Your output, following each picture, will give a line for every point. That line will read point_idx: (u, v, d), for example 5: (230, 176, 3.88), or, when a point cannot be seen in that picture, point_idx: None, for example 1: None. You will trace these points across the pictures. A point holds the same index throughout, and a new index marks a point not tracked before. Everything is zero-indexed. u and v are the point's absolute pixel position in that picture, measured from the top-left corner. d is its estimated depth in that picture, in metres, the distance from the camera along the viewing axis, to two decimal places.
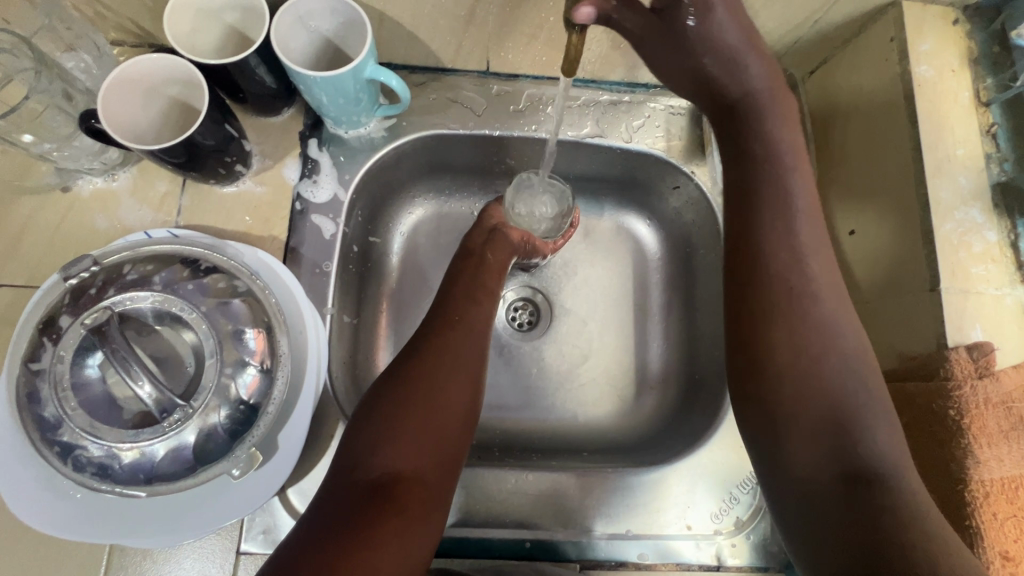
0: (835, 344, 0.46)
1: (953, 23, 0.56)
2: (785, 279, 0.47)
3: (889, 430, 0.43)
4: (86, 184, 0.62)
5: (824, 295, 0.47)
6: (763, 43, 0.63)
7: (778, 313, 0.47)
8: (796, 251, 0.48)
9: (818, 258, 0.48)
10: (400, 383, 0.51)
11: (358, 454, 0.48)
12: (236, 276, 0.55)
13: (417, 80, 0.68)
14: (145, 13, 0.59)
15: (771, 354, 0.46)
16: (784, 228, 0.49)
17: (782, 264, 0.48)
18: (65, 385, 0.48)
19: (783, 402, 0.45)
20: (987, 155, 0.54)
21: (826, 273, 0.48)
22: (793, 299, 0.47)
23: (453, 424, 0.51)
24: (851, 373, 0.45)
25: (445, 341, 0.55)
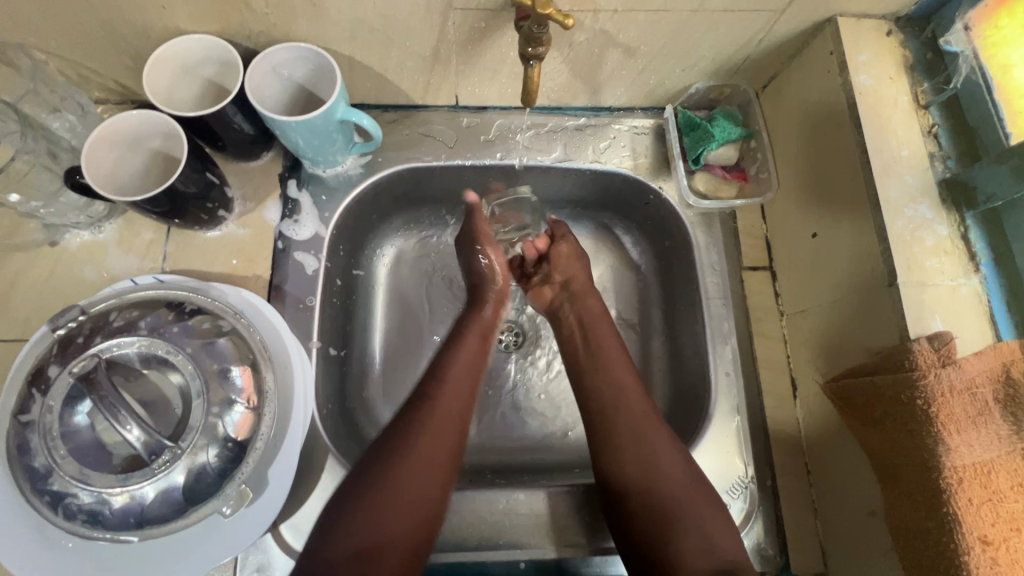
0: (694, 503, 0.54)
1: (886, 34, 0.60)
2: (660, 492, 0.55)
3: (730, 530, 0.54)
4: (74, 237, 0.64)
5: (687, 486, 0.55)
6: (713, 64, 0.66)
7: (647, 486, 0.55)
8: (650, 452, 0.57)
9: (670, 454, 0.57)
10: (380, 463, 0.52)
11: (332, 539, 0.48)
12: (221, 316, 0.56)
13: (389, 118, 0.72)
14: (125, 72, 0.62)
15: (644, 505, 0.55)
16: (639, 437, 0.58)
17: (637, 443, 0.58)
18: (54, 434, 0.49)
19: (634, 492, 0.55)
20: (931, 154, 0.57)
21: (681, 476, 0.56)
22: (655, 478, 0.55)
23: (425, 511, 0.51)
24: (732, 545, 0.52)
25: (431, 405, 0.56)
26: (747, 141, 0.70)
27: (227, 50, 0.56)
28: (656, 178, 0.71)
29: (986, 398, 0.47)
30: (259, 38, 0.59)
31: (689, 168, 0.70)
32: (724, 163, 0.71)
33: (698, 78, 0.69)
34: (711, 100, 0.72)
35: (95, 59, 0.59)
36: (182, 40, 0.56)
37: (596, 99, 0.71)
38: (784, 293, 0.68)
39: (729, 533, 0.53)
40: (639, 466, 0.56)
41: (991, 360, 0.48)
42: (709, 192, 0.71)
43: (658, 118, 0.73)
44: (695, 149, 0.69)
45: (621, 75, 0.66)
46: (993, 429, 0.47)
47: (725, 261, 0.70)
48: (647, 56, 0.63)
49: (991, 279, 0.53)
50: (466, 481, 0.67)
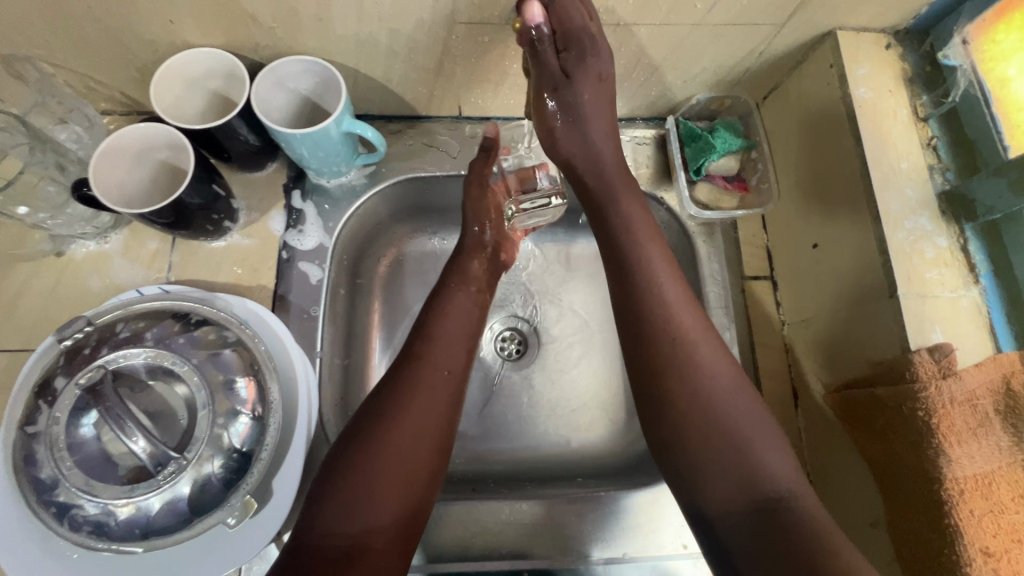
0: (744, 430, 0.49)
1: (885, 47, 0.61)
2: (704, 411, 0.50)
3: (779, 447, 0.50)
4: (80, 248, 0.65)
5: (739, 410, 0.50)
6: (714, 76, 0.66)
7: (691, 410, 0.51)
8: (695, 374, 0.52)
9: (722, 371, 0.52)
10: (360, 442, 0.50)
11: (319, 518, 0.47)
12: (226, 327, 0.57)
13: (392, 129, 0.72)
14: (132, 84, 0.63)
15: (682, 427, 0.51)
16: (684, 356, 0.52)
17: (685, 363, 0.52)
18: (60, 446, 0.50)
19: (670, 416, 0.51)
20: (930, 166, 0.57)
21: (731, 398, 0.51)
22: (703, 403, 0.51)
23: (409, 498, 0.50)
24: (781, 476, 0.48)
25: (413, 377, 0.53)
26: (747, 151, 0.71)
27: (233, 63, 0.57)
28: (658, 188, 0.71)
29: (987, 409, 0.48)
30: (265, 51, 0.59)
31: (690, 178, 0.71)
32: (725, 173, 0.71)
33: (700, 89, 0.69)
34: (712, 111, 0.73)
35: (103, 72, 0.60)
36: (189, 54, 0.56)
37: None
38: (785, 302, 0.69)
39: (777, 451, 0.49)
40: (676, 388, 0.51)
41: (992, 372, 0.48)
42: (710, 203, 0.70)
43: (660, 129, 0.74)
44: (697, 159, 0.70)
45: (623, 87, 0.67)
46: (993, 441, 0.47)
47: (727, 270, 0.70)
48: (648, 68, 0.64)
49: (990, 290, 0.54)
50: (469, 490, 0.67)
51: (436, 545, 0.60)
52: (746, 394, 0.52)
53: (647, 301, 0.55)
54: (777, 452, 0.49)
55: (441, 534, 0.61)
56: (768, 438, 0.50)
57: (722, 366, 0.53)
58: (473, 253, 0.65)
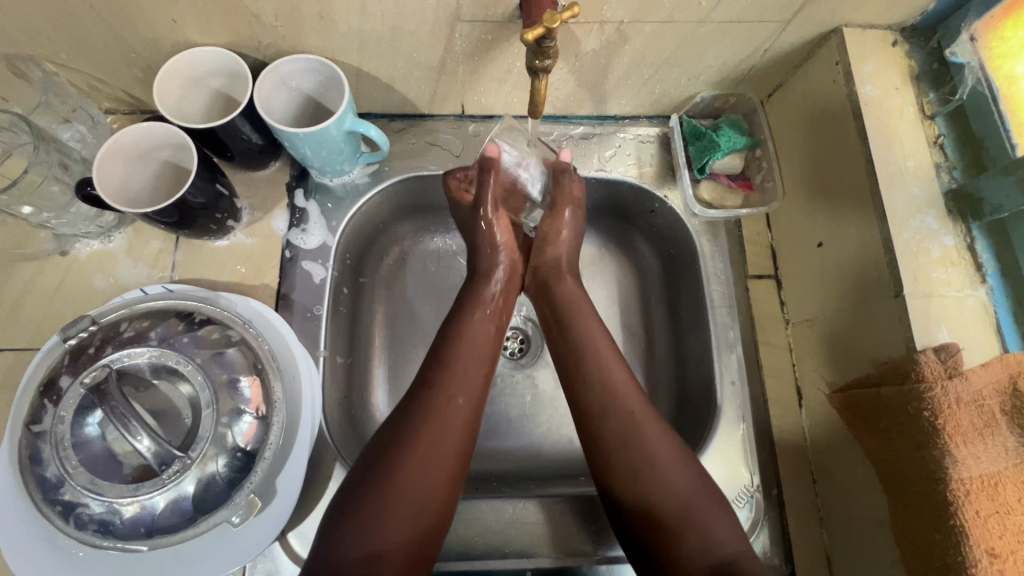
0: (697, 496, 0.52)
1: (892, 44, 0.60)
2: (652, 483, 0.52)
3: (721, 514, 0.52)
4: (84, 247, 0.65)
5: (682, 472, 0.53)
6: (719, 73, 0.66)
7: (635, 478, 0.52)
8: (643, 443, 0.54)
9: (652, 431, 0.54)
10: (378, 469, 0.50)
11: (332, 543, 0.47)
12: (230, 326, 0.57)
13: (395, 127, 0.72)
14: (135, 83, 0.63)
15: (633, 494, 0.52)
16: (632, 438, 0.54)
17: (630, 443, 0.54)
18: (65, 444, 0.50)
19: (628, 488, 0.53)
20: (937, 165, 0.57)
21: (676, 464, 0.53)
22: (657, 480, 0.52)
23: (423, 524, 0.49)
24: (728, 543, 0.50)
25: (432, 403, 0.54)
26: (752, 150, 0.70)
27: (236, 61, 0.57)
28: (662, 187, 0.71)
29: (994, 410, 0.47)
30: (268, 50, 0.59)
31: (694, 177, 0.71)
32: (729, 172, 0.71)
33: (704, 87, 0.69)
34: (716, 109, 0.72)
35: (106, 72, 0.60)
36: (193, 53, 0.56)
37: (602, 108, 0.71)
38: (790, 301, 0.68)
39: (723, 520, 0.51)
40: (625, 453, 0.53)
41: (999, 371, 0.48)
42: (714, 202, 0.70)
43: (663, 127, 0.74)
44: (701, 158, 0.70)
45: (627, 85, 0.67)
46: (1001, 442, 0.47)
47: (731, 269, 0.70)
48: (652, 66, 0.63)
49: (997, 290, 0.53)
50: (472, 489, 0.67)
51: (439, 544, 0.61)
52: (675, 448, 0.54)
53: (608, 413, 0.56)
54: (721, 521, 0.51)
55: None
56: (711, 504, 0.52)
57: (646, 423, 0.55)
58: (489, 278, 0.65)
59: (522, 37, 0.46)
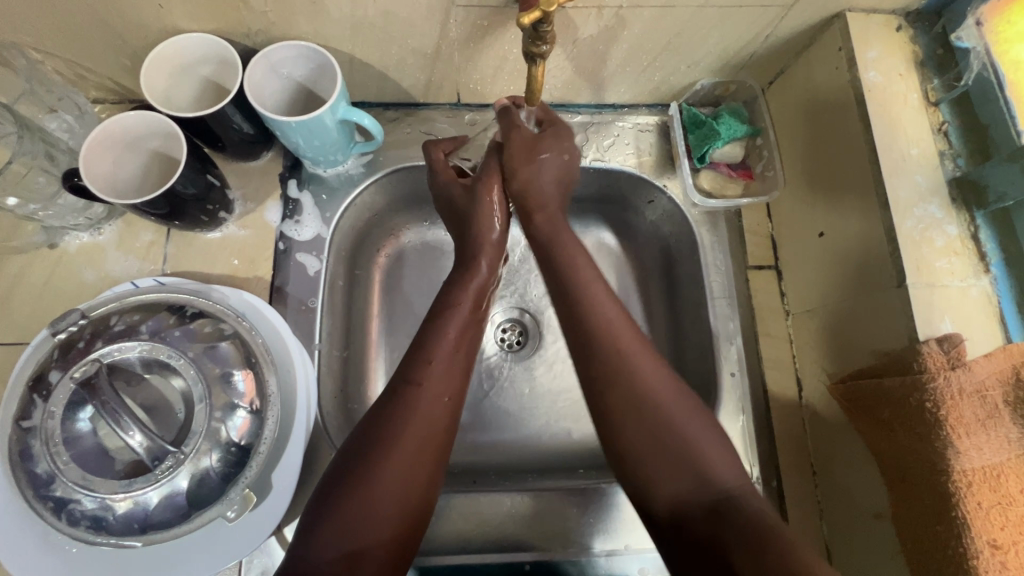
0: (690, 431, 0.51)
1: (896, 30, 0.59)
2: (641, 413, 0.52)
3: (714, 445, 0.51)
4: (73, 240, 0.64)
5: (673, 406, 0.52)
6: (719, 60, 0.65)
7: (625, 410, 0.52)
8: (632, 380, 0.53)
9: (641, 364, 0.54)
10: (353, 471, 0.49)
11: (312, 543, 0.46)
12: (222, 319, 0.56)
13: (390, 117, 0.71)
14: (122, 71, 0.61)
15: (623, 425, 0.52)
16: (621, 375, 0.53)
17: (626, 383, 0.52)
18: (56, 440, 0.49)
19: (616, 424, 0.52)
20: (941, 153, 0.56)
21: (669, 395, 0.53)
22: (649, 417, 0.51)
23: (409, 512, 0.49)
24: (724, 472, 0.50)
25: (411, 402, 0.52)
26: (752, 138, 0.69)
27: (225, 49, 0.55)
28: (661, 176, 0.70)
29: (996, 401, 0.47)
30: (258, 36, 0.58)
31: (694, 166, 0.70)
32: (730, 161, 0.70)
33: (704, 75, 0.68)
34: (716, 96, 0.71)
35: (92, 60, 0.59)
36: (181, 40, 0.55)
37: (600, 96, 0.70)
38: (790, 292, 0.68)
39: (715, 448, 0.51)
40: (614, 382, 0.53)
41: (1001, 362, 0.47)
42: (713, 191, 0.69)
43: (663, 115, 0.73)
44: (701, 147, 0.68)
45: (626, 72, 0.65)
46: (1002, 433, 0.46)
47: (731, 260, 0.69)
48: (652, 52, 0.62)
49: (1000, 279, 0.52)
50: (469, 483, 0.67)
51: (436, 538, 0.60)
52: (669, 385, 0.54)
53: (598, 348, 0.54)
54: (714, 450, 0.51)
55: (440, 527, 0.61)
56: (704, 434, 0.51)
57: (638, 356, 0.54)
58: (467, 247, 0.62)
59: (517, 20, 0.45)
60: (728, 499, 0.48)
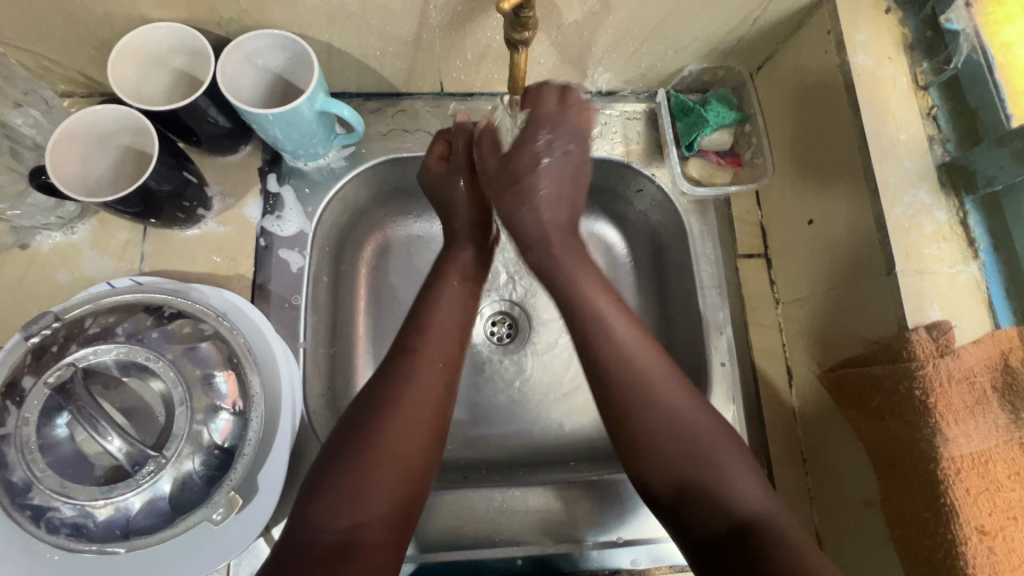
0: (723, 454, 0.51)
1: (885, 12, 0.58)
2: (656, 421, 0.51)
3: (745, 472, 0.50)
4: (46, 239, 0.62)
5: (698, 428, 0.51)
6: (707, 44, 0.63)
7: (625, 410, 0.52)
8: (664, 411, 0.51)
9: (647, 351, 0.54)
10: (357, 437, 0.48)
11: (315, 510, 0.45)
12: (202, 319, 0.54)
13: (371, 108, 0.69)
14: (90, 63, 0.59)
15: (641, 441, 0.51)
16: (647, 386, 0.52)
17: (646, 415, 0.51)
18: (31, 447, 0.47)
19: (636, 435, 0.52)
20: (930, 137, 0.55)
21: (693, 417, 0.52)
22: (681, 444, 0.51)
23: (411, 480, 0.49)
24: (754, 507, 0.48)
25: (411, 373, 0.52)
26: (741, 125, 0.69)
27: (196, 38, 0.53)
28: (649, 165, 0.69)
29: (984, 386, 0.47)
30: (230, 25, 0.56)
31: (682, 154, 0.68)
32: (718, 148, 0.69)
33: (691, 60, 0.66)
34: (705, 82, 0.70)
35: (57, 51, 0.56)
36: (148, 29, 0.52)
37: (586, 83, 0.68)
38: (779, 280, 0.67)
39: (744, 477, 0.50)
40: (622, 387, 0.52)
41: (991, 348, 0.48)
42: (703, 178, 0.69)
43: (651, 103, 0.71)
44: (689, 134, 0.68)
45: (612, 58, 0.64)
46: (990, 419, 0.47)
47: (720, 249, 0.68)
48: (638, 37, 0.60)
49: (989, 265, 0.52)
50: (459, 479, 0.66)
51: (426, 536, 0.60)
52: (683, 389, 0.53)
53: (620, 368, 0.53)
54: (741, 480, 0.50)
55: (431, 524, 0.60)
56: (733, 465, 0.50)
57: (653, 353, 0.54)
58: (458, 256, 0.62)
59: (499, 6, 0.43)
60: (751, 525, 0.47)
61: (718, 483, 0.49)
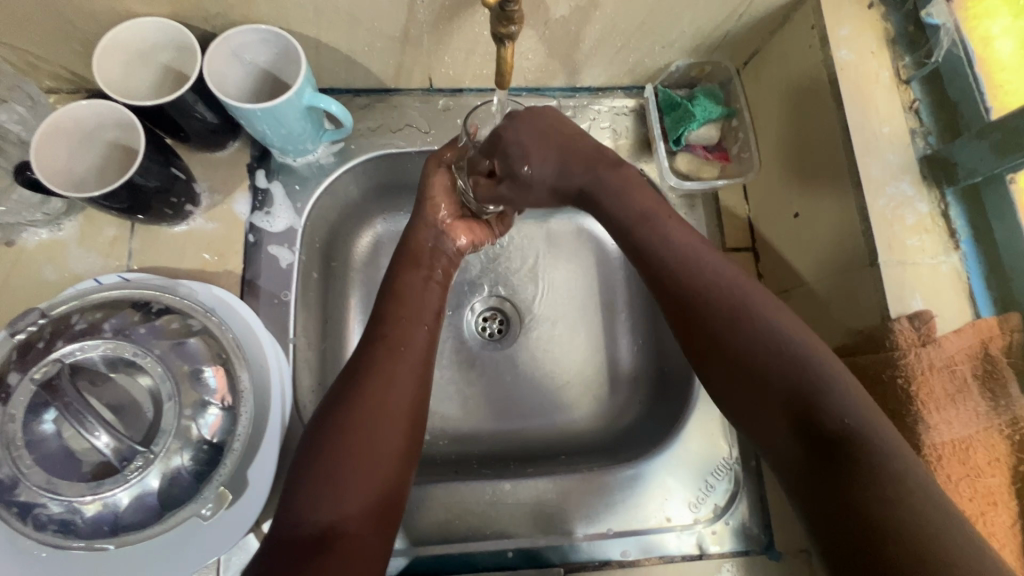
0: (816, 363, 0.44)
1: (868, 7, 0.59)
2: (742, 333, 0.46)
3: (846, 383, 0.43)
4: (31, 237, 0.61)
5: (783, 327, 0.46)
6: (694, 39, 0.64)
7: (721, 321, 0.47)
8: (765, 328, 0.46)
9: (717, 265, 0.50)
10: (331, 431, 0.48)
11: (295, 507, 0.45)
12: (190, 314, 0.54)
13: (360, 103, 0.69)
14: (75, 59, 0.58)
15: (734, 350, 0.47)
16: (724, 295, 0.48)
17: (733, 327, 0.47)
18: (18, 443, 0.47)
19: (732, 345, 0.47)
20: (912, 130, 0.56)
21: (776, 320, 0.47)
22: (773, 350, 0.45)
23: (386, 471, 0.48)
24: (856, 421, 0.41)
25: (385, 363, 0.52)
26: (728, 120, 0.69)
27: (182, 33, 0.53)
28: (638, 160, 0.70)
29: (965, 374, 0.48)
30: (217, 20, 0.55)
31: (670, 149, 0.69)
32: (706, 143, 0.69)
33: (679, 55, 0.67)
34: (692, 78, 0.71)
35: (42, 47, 0.56)
36: (135, 24, 0.52)
37: (575, 79, 0.69)
38: (767, 274, 0.68)
39: (851, 389, 0.43)
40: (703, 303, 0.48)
41: (972, 337, 0.49)
42: (690, 173, 0.69)
43: (639, 98, 0.72)
44: (676, 129, 0.68)
45: (600, 54, 0.64)
46: (970, 407, 0.47)
47: (708, 243, 0.69)
48: (626, 32, 0.61)
49: (969, 256, 0.53)
50: (450, 473, 0.67)
51: (417, 529, 0.60)
52: (761, 292, 0.48)
53: (687, 282, 0.50)
54: (845, 391, 0.43)
55: (423, 518, 0.60)
56: (831, 374, 0.43)
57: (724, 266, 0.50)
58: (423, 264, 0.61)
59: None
60: (845, 444, 0.41)
61: (824, 392, 0.43)
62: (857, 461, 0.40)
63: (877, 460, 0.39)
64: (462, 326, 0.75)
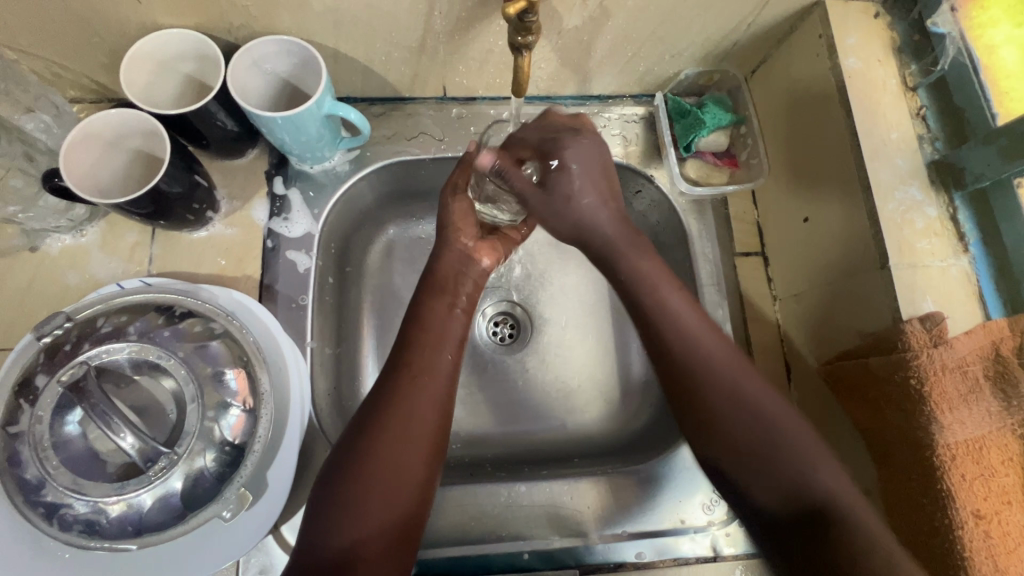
0: (805, 448, 0.48)
1: (874, 17, 0.60)
2: (732, 401, 0.50)
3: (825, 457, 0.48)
4: (55, 242, 0.62)
5: (763, 398, 0.50)
6: (703, 48, 0.65)
7: (693, 385, 0.51)
8: (752, 407, 0.49)
9: (709, 338, 0.52)
10: (352, 458, 0.48)
11: (319, 528, 0.46)
12: (212, 318, 0.55)
13: (375, 112, 0.70)
14: (99, 69, 0.60)
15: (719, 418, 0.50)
16: (709, 368, 0.51)
17: (730, 405, 0.50)
18: (44, 445, 0.48)
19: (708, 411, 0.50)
20: (919, 136, 0.57)
21: (759, 393, 0.50)
22: (764, 424, 0.49)
23: (407, 497, 0.48)
24: (820, 487, 0.46)
25: (402, 394, 0.51)
26: (737, 127, 0.70)
27: (207, 44, 0.55)
28: (648, 166, 0.71)
29: (977, 375, 0.48)
30: (240, 31, 0.57)
31: (680, 155, 0.70)
32: (715, 149, 0.71)
33: (688, 64, 0.68)
34: (701, 86, 0.72)
35: (69, 57, 0.57)
36: (160, 35, 0.54)
37: (586, 88, 0.70)
38: (777, 278, 0.69)
39: (829, 462, 0.47)
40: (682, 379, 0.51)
41: (982, 338, 0.49)
42: (700, 179, 0.70)
43: (649, 106, 0.73)
44: (686, 136, 0.69)
45: (611, 63, 0.66)
46: (983, 407, 0.48)
47: (718, 248, 0.70)
48: (637, 42, 0.62)
49: (979, 259, 0.54)
50: (464, 475, 0.67)
51: (433, 531, 0.60)
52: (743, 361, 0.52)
53: (675, 355, 0.52)
54: (823, 465, 0.47)
55: (438, 520, 0.61)
56: (810, 448, 0.48)
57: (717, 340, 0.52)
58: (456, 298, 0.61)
59: (504, 10, 0.45)
60: (829, 510, 0.45)
61: (800, 464, 0.47)
62: (836, 534, 0.44)
63: (854, 529, 0.44)
64: (475, 331, 0.76)
